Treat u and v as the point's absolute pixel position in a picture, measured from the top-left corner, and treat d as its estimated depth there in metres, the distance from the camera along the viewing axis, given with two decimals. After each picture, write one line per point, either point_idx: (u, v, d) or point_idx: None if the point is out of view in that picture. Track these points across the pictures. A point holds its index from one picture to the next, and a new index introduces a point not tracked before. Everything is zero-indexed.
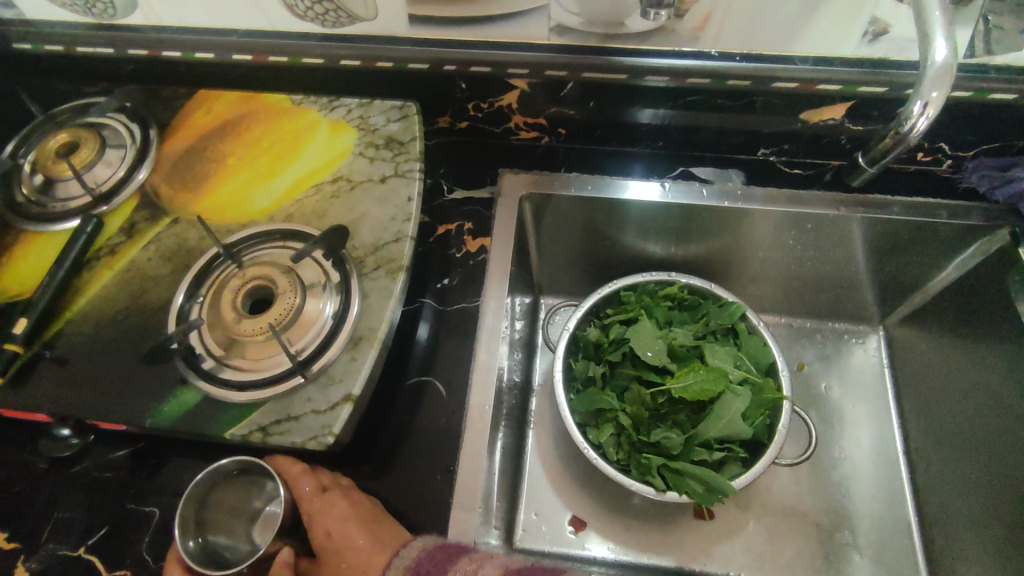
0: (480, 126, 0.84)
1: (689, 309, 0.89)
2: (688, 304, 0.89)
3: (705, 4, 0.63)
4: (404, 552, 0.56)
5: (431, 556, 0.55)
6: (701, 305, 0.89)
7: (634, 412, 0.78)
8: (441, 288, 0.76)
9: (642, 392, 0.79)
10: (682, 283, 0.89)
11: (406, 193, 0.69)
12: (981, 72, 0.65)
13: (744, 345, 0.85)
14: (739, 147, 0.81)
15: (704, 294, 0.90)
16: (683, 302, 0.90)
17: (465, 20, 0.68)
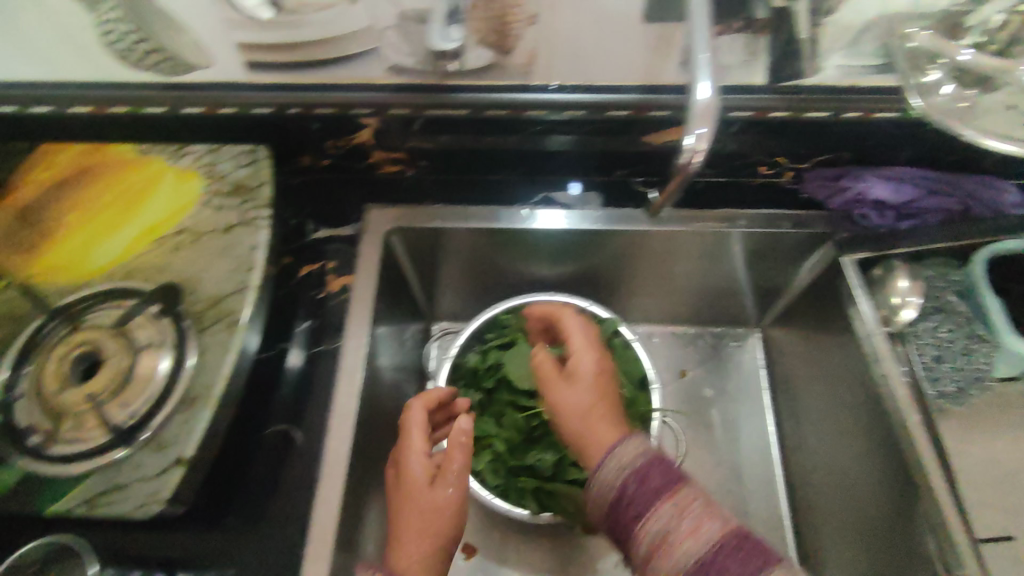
0: (343, 163, 0.84)
1: (568, 327, 0.92)
2: (567, 322, 0.92)
3: (528, 42, 0.65)
4: (618, 453, 0.57)
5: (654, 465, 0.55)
6: (579, 322, 0.92)
7: (508, 437, 0.83)
8: (302, 331, 0.77)
9: (515, 417, 0.83)
10: (558, 304, 0.93)
11: (251, 242, 0.69)
12: (795, 95, 0.66)
13: (617, 361, 0.89)
14: (597, 169, 0.84)
15: (581, 312, 0.93)
16: (562, 321, 0.92)
17: (301, 65, 0.68)
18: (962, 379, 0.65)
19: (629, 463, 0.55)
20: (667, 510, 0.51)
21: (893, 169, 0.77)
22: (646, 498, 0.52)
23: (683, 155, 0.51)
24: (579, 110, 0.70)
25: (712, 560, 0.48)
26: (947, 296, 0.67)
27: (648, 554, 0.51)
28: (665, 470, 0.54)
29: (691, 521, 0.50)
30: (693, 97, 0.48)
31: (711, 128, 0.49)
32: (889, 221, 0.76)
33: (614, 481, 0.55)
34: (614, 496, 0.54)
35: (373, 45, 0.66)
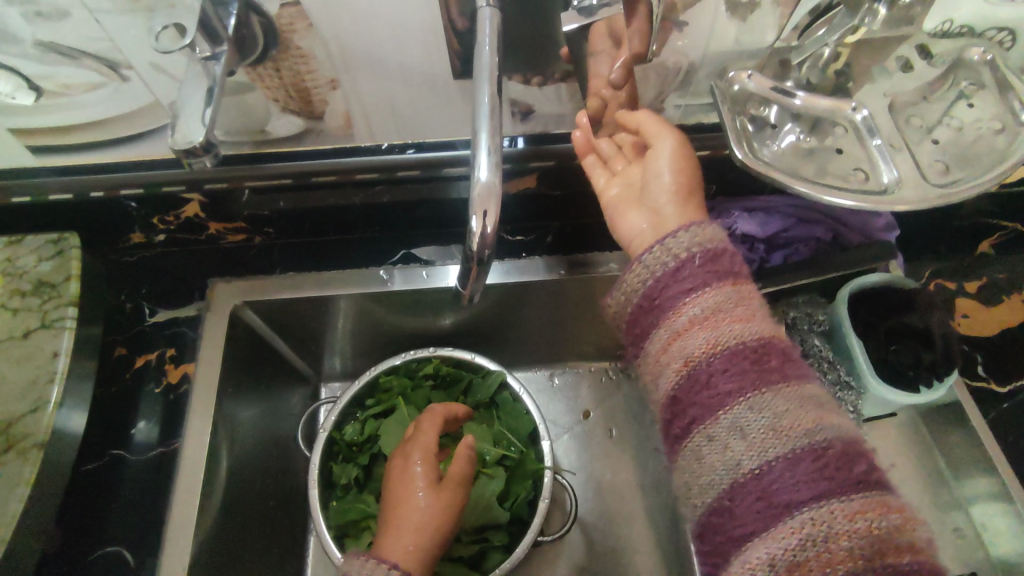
0: (180, 237, 0.76)
1: (453, 383, 0.87)
2: (452, 377, 0.86)
3: (337, 104, 0.58)
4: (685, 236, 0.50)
5: (716, 256, 0.49)
6: (463, 377, 0.86)
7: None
8: (135, 434, 0.69)
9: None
10: (442, 359, 0.86)
11: (52, 348, 0.61)
12: None
13: (505, 416, 0.83)
14: (461, 221, 0.78)
15: (467, 365, 0.87)
16: (446, 378, 0.87)
17: (91, 145, 0.61)
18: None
19: (702, 241, 0.49)
20: (722, 293, 0.47)
21: (762, 198, 0.74)
22: (704, 275, 0.48)
23: (471, 240, 0.44)
24: (411, 171, 0.65)
25: (755, 349, 0.45)
26: (812, 340, 0.63)
27: (691, 320, 0.47)
28: (727, 262, 0.49)
29: (743, 310, 0.46)
30: (474, 176, 0.43)
31: (496, 210, 0.43)
32: (759, 253, 0.73)
33: (671, 253, 0.49)
34: (672, 264, 0.49)
35: (166, 118, 0.58)
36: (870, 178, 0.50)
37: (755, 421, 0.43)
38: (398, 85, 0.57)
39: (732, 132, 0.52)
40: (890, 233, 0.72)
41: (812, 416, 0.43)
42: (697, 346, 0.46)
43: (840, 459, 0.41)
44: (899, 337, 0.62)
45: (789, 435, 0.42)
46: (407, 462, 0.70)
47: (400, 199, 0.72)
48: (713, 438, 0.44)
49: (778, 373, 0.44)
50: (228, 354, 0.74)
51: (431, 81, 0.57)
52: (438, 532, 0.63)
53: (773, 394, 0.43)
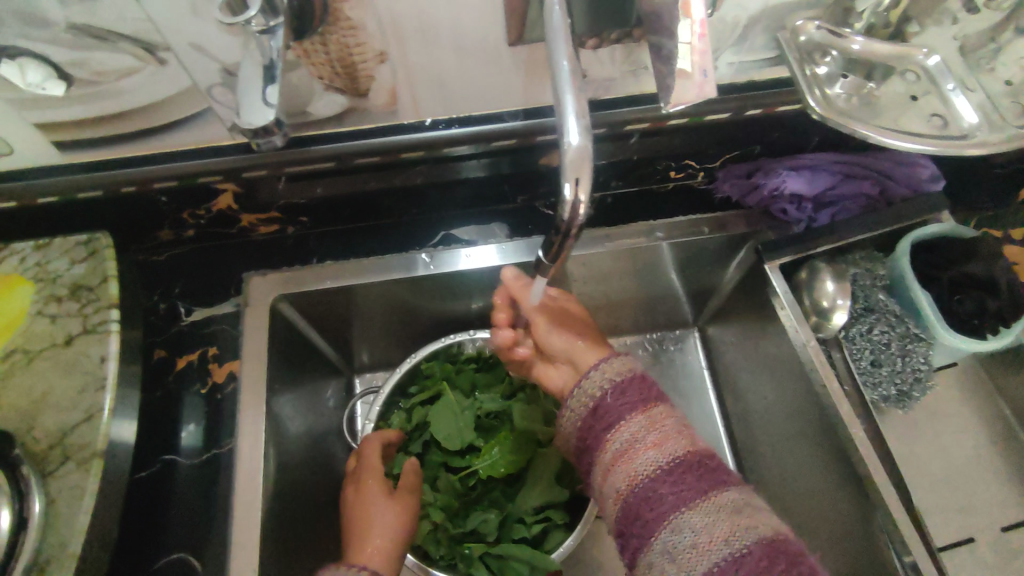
0: (211, 231, 0.73)
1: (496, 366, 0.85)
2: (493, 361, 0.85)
3: (383, 79, 0.56)
4: (605, 369, 0.59)
5: (627, 386, 0.57)
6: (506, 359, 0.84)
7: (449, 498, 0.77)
8: (185, 437, 0.67)
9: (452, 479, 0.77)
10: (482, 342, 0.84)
11: (98, 353, 0.58)
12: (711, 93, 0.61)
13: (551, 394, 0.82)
14: (499, 198, 0.76)
15: None
16: (488, 362, 0.85)
17: (123, 137, 0.58)
18: (903, 380, 0.60)
19: (612, 377, 0.58)
20: (637, 423, 0.54)
21: (805, 155, 0.73)
22: (620, 408, 0.55)
23: (562, 210, 0.43)
24: (459, 147, 0.63)
25: (673, 470, 0.51)
26: (877, 296, 0.63)
27: (614, 453, 0.54)
28: (642, 392, 0.56)
29: (660, 434, 0.53)
30: (564, 143, 0.42)
31: (588, 177, 0.42)
32: (807, 212, 0.72)
33: (586, 399, 0.58)
34: (594, 405, 0.57)
35: (203, 104, 0.56)
36: (948, 123, 0.49)
37: (687, 528, 0.48)
38: (448, 56, 0.55)
39: (804, 76, 0.54)
40: (940, 183, 0.71)
41: (730, 526, 0.48)
42: (623, 476, 0.52)
43: (760, 563, 0.46)
44: (962, 287, 0.62)
45: (715, 545, 0.47)
46: (359, 481, 0.71)
47: (439, 180, 0.70)
48: (652, 559, 0.49)
49: (696, 486, 0.50)
50: (272, 349, 0.72)
51: (481, 49, 0.55)
52: (399, 538, 0.65)
53: (695, 508, 0.49)
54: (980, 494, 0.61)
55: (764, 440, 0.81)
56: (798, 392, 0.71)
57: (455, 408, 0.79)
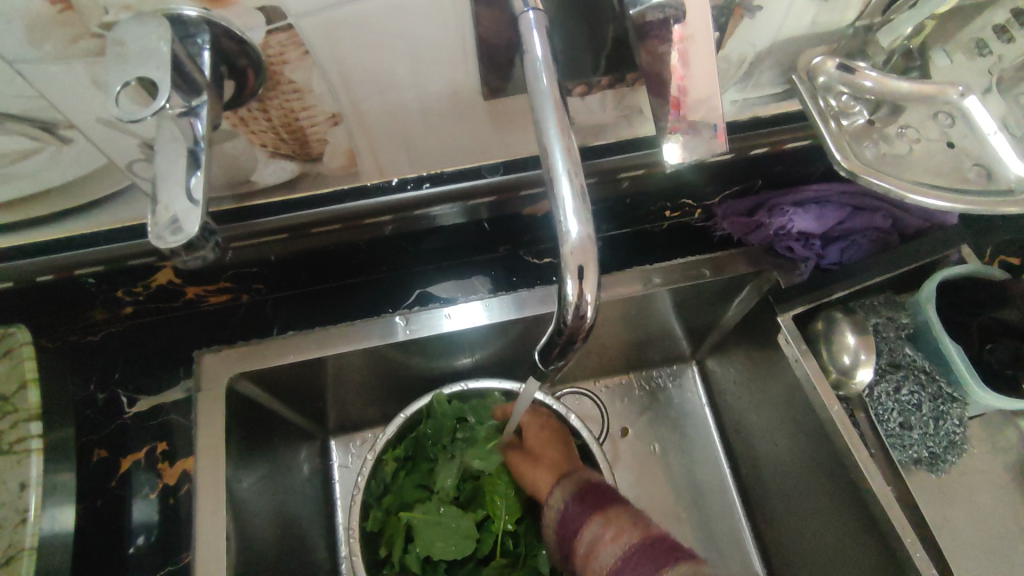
0: (152, 307, 0.64)
1: (411, 454, 0.68)
2: (410, 447, 0.68)
3: (339, 141, 0.48)
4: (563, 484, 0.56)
5: (581, 494, 0.54)
6: (417, 437, 0.68)
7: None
8: (133, 555, 0.58)
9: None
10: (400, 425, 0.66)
11: (19, 478, 0.50)
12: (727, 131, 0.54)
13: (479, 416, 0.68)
14: (478, 248, 0.68)
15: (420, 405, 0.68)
16: (406, 453, 0.68)
17: (30, 222, 0.49)
18: (938, 443, 0.55)
19: (569, 491, 0.55)
20: (597, 523, 0.50)
21: (810, 187, 0.65)
22: (578, 520, 0.51)
23: (566, 313, 0.36)
24: (436, 207, 0.55)
25: (632, 554, 0.46)
26: (906, 350, 0.57)
27: (583, 552, 0.49)
28: (602, 496, 0.53)
29: (614, 530, 0.48)
30: (561, 233, 0.35)
31: (595, 271, 0.35)
32: (815, 250, 0.65)
33: (556, 504, 0.55)
34: (561, 516, 0.54)
35: (125, 180, 0.47)
36: (992, 173, 0.43)
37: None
38: (415, 112, 0.47)
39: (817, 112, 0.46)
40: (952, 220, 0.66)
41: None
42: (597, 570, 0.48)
43: None
44: (994, 334, 0.56)
45: None
46: None
47: (408, 238, 0.63)
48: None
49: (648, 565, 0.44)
50: (231, 438, 0.63)
51: (452, 104, 0.47)
52: None
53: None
54: None
55: (775, 490, 0.73)
56: (814, 442, 0.63)
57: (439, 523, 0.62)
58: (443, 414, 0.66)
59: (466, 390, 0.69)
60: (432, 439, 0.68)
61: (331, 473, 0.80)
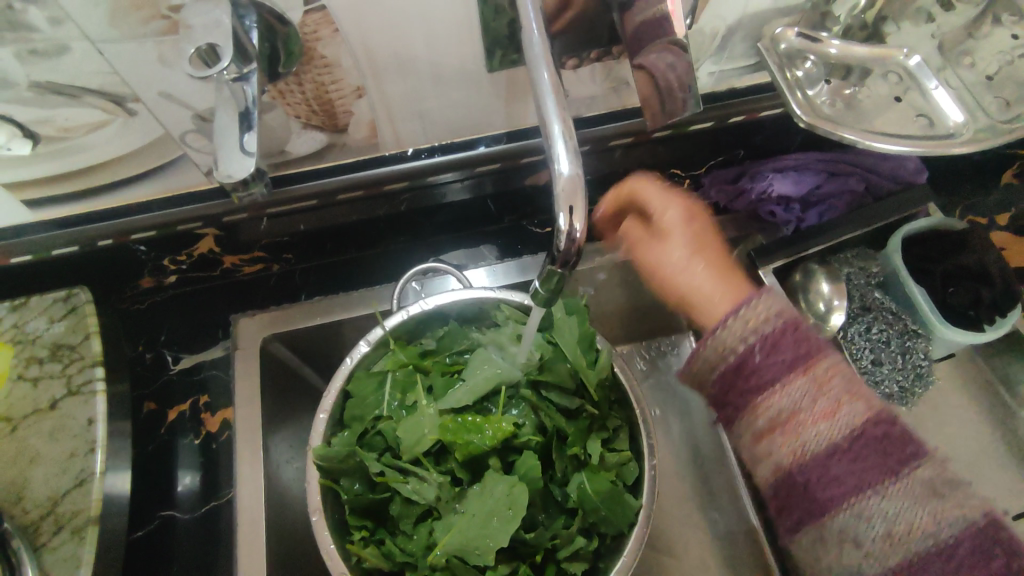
0: (194, 275, 0.71)
1: (371, 518, 0.58)
2: (365, 510, 0.58)
3: (363, 114, 0.54)
4: (759, 305, 0.49)
5: (788, 333, 0.47)
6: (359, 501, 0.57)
7: (580, 441, 0.59)
8: (182, 492, 0.65)
9: (582, 482, 0.57)
10: (327, 465, 0.56)
11: (86, 415, 0.57)
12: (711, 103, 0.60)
13: (376, 408, 0.61)
14: (484, 220, 0.75)
15: (336, 465, 0.57)
16: (369, 522, 0.58)
17: (97, 190, 0.56)
18: (905, 375, 0.62)
19: (758, 329, 0.47)
20: (801, 385, 0.45)
21: (790, 156, 0.72)
22: (774, 371, 0.46)
23: (559, 240, 0.42)
24: (445, 174, 0.61)
25: (850, 444, 0.43)
26: (871, 292, 0.64)
27: (768, 422, 0.46)
28: (801, 343, 0.47)
29: (830, 402, 0.45)
30: (556, 171, 0.40)
31: (582, 204, 0.41)
32: (795, 213, 0.71)
33: (738, 336, 0.48)
34: (737, 359, 0.48)
35: (178, 151, 0.54)
36: (934, 123, 0.49)
37: (877, 513, 0.42)
38: (428, 86, 0.54)
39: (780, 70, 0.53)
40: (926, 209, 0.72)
41: (933, 514, 0.42)
42: (785, 450, 0.45)
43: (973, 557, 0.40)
44: (956, 278, 0.63)
45: (915, 536, 0.41)
46: None
47: (425, 208, 0.69)
48: (823, 537, 0.44)
49: (867, 470, 0.43)
50: (265, 391, 0.69)
51: (462, 78, 0.54)
52: None
53: (889, 489, 0.42)
54: None
55: None
56: None
57: (484, 524, 0.53)
58: (343, 457, 0.57)
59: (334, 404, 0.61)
60: (371, 483, 0.58)
61: None
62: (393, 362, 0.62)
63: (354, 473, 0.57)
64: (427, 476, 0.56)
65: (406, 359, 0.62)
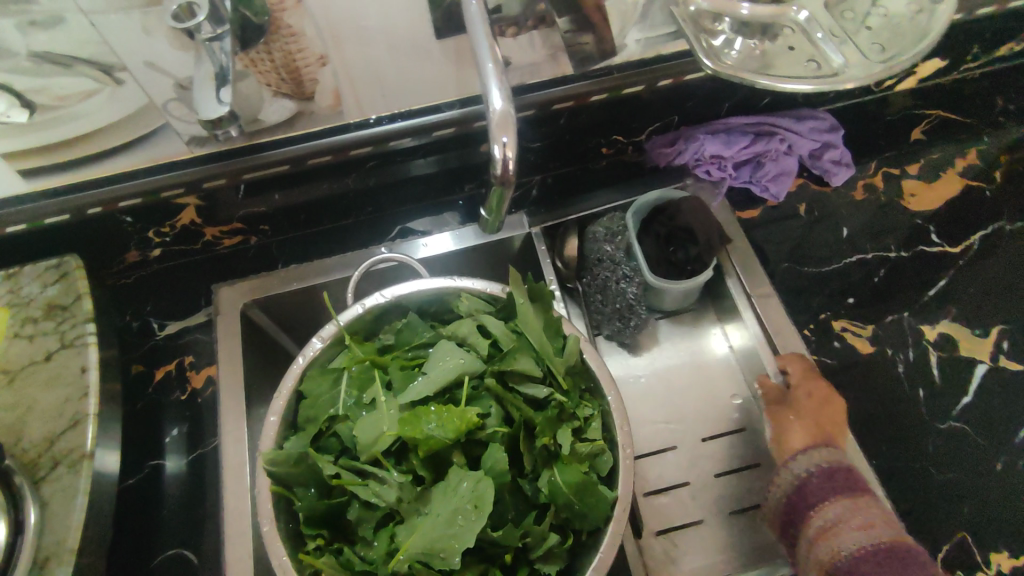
0: (176, 248, 0.77)
1: (327, 527, 0.56)
2: (320, 519, 0.55)
3: (326, 80, 0.61)
4: (804, 456, 0.59)
5: (828, 476, 0.56)
6: (320, 512, 0.55)
7: (550, 431, 0.56)
8: (171, 441, 0.70)
9: (554, 478, 0.54)
10: (276, 467, 0.55)
11: (80, 364, 0.61)
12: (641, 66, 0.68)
13: (331, 407, 0.59)
14: (446, 189, 0.81)
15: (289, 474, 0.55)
16: (325, 530, 0.56)
17: (85, 159, 0.60)
18: (609, 322, 0.75)
19: (818, 461, 0.58)
20: (842, 505, 0.54)
21: (720, 121, 0.80)
22: (823, 492, 0.55)
23: (495, 169, 0.46)
24: (400, 141, 0.66)
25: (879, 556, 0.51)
26: (602, 247, 0.75)
27: (818, 529, 0.54)
28: (844, 474, 0.56)
29: (863, 519, 0.53)
30: (489, 106, 0.45)
31: (515, 135, 0.45)
32: (728, 171, 0.79)
33: (794, 472, 0.58)
34: (796, 486, 0.57)
35: (159, 120, 0.59)
36: (822, 65, 0.56)
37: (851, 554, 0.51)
38: (384, 54, 0.61)
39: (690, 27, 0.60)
40: (847, 167, 0.80)
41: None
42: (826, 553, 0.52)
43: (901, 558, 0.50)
44: (675, 239, 0.74)
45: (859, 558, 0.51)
46: None
47: (393, 180, 0.76)
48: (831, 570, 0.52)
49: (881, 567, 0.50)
50: (246, 350, 0.74)
51: (413, 49, 0.61)
52: None
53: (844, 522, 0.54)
54: (928, 406, 0.66)
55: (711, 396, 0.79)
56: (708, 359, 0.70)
57: (449, 524, 0.50)
58: (295, 460, 0.55)
59: (288, 402, 0.61)
60: (327, 490, 0.57)
61: None
62: (351, 359, 0.61)
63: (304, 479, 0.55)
64: (386, 475, 0.55)
65: (362, 355, 0.61)
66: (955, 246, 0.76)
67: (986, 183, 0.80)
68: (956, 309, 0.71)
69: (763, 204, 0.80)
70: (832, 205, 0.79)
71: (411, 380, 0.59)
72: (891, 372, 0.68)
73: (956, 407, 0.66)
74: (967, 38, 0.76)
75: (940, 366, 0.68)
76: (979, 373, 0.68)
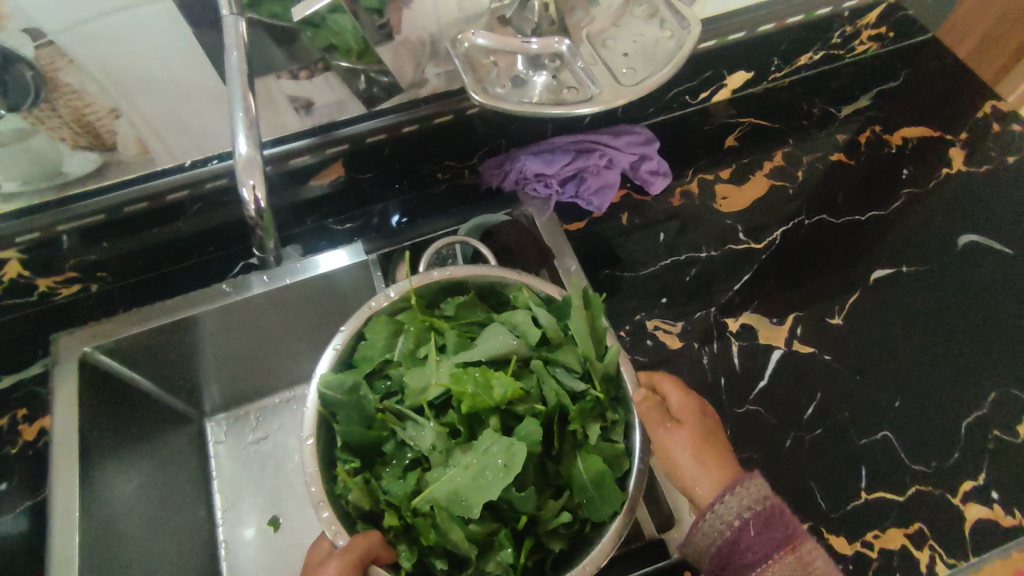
0: (11, 302, 0.76)
1: (363, 453, 0.59)
2: (359, 446, 0.58)
3: (125, 131, 0.63)
4: (733, 496, 0.55)
5: (764, 522, 0.53)
6: (354, 440, 0.58)
7: (582, 421, 0.57)
8: None
9: (574, 463, 0.56)
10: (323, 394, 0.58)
11: None
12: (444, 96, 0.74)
13: (382, 353, 0.61)
14: (288, 224, 0.83)
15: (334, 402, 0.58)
16: (357, 457, 0.59)
17: None
18: None
19: (748, 506, 0.54)
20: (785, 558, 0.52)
21: (546, 141, 0.85)
22: (762, 545, 0.53)
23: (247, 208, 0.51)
24: (220, 180, 0.71)
25: None
26: None
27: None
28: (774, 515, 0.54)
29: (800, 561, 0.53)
30: (235, 151, 0.50)
31: (261, 178, 0.51)
32: (555, 188, 0.83)
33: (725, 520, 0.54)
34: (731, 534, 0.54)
35: None
36: (579, 93, 0.61)
37: None
38: (178, 101, 0.63)
39: (465, 66, 0.63)
40: (664, 176, 0.86)
41: None
42: None
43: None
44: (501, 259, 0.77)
45: None
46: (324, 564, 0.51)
47: (229, 219, 0.79)
48: None
49: None
50: (86, 400, 0.74)
51: (204, 93, 0.63)
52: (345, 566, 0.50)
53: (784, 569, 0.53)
54: (727, 393, 0.73)
55: None
56: None
57: (476, 478, 0.52)
58: (348, 389, 0.58)
59: (346, 344, 0.62)
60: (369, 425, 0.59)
61: (208, 448, 0.91)
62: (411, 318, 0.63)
63: (350, 410, 0.58)
64: (426, 423, 0.58)
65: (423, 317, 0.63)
66: (758, 241, 0.83)
67: (790, 182, 0.88)
68: (755, 302, 0.78)
69: (589, 215, 0.85)
70: (650, 213, 0.86)
71: (464, 347, 0.60)
72: (694, 364, 0.74)
73: (751, 392, 0.73)
74: (753, 54, 0.85)
75: (740, 354, 0.75)
76: (773, 359, 0.75)
